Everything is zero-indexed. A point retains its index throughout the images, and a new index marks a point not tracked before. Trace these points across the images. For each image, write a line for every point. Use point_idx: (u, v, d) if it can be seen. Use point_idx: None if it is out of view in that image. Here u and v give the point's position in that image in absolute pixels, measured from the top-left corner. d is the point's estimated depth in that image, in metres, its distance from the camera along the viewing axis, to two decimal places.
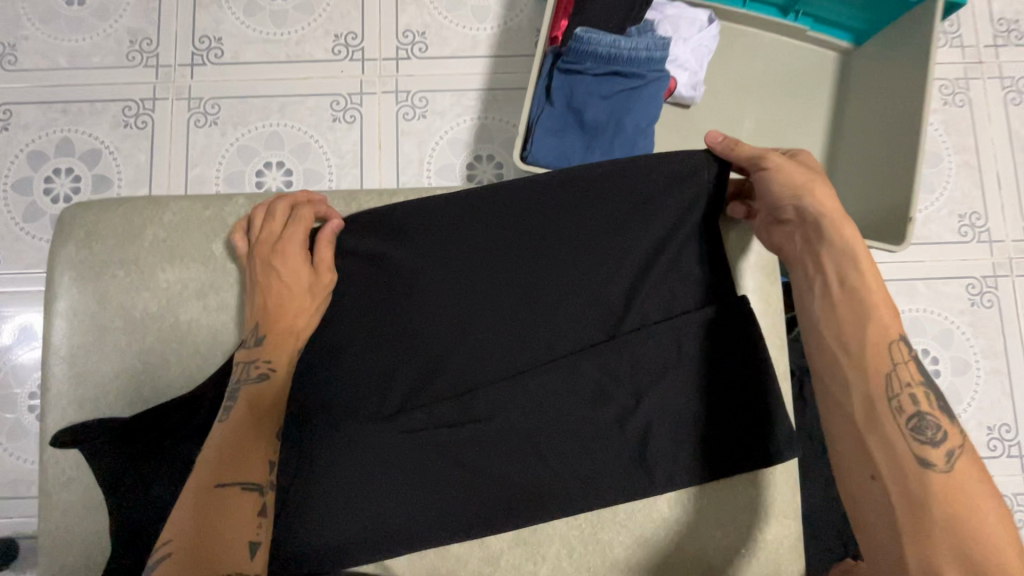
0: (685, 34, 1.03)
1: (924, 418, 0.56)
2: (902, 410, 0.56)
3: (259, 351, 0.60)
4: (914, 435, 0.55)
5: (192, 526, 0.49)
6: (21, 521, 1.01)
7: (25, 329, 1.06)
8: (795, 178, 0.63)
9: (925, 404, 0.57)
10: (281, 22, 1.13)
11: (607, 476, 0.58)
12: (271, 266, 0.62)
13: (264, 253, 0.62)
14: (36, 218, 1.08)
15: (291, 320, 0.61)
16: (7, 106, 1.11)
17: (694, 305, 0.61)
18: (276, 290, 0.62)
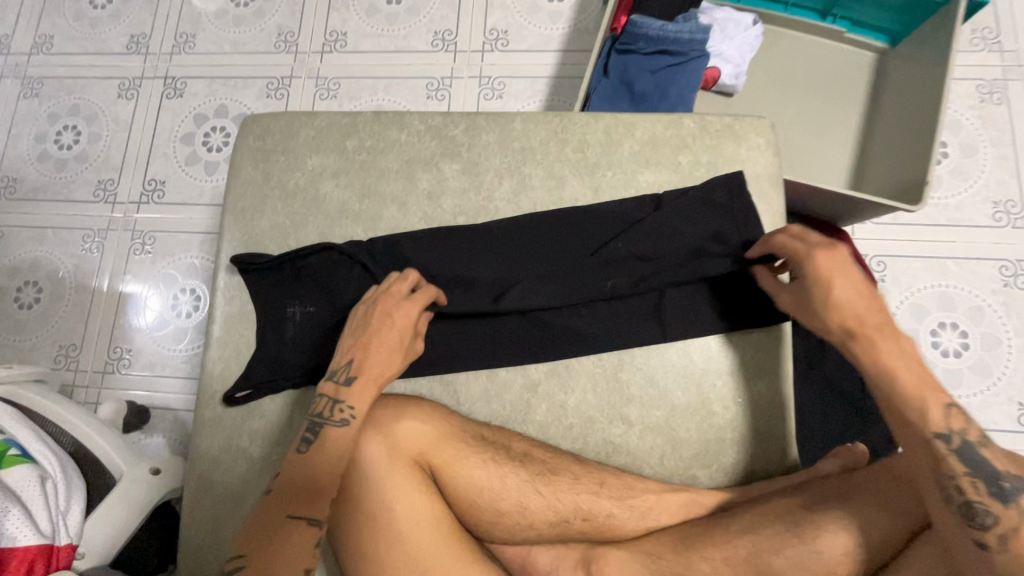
0: (730, 34, 1.19)
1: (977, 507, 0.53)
2: (951, 496, 0.55)
3: (345, 391, 0.66)
4: (968, 519, 0.54)
5: (253, 544, 0.61)
6: (153, 395, 1.26)
7: (133, 296, 1.33)
8: (804, 310, 0.65)
9: (982, 492, 0.54)
10: (394, 21, 1.41)
11: (629, 325, 0.73)
12: (383, 323, 0.69)
13: (381, 307, 0.69)
14: (194, 163, 1.39)
15: (382, 370, 0.67)
16: (184, 80, 1.44)
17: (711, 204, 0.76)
18: (374, 346, 0.68)
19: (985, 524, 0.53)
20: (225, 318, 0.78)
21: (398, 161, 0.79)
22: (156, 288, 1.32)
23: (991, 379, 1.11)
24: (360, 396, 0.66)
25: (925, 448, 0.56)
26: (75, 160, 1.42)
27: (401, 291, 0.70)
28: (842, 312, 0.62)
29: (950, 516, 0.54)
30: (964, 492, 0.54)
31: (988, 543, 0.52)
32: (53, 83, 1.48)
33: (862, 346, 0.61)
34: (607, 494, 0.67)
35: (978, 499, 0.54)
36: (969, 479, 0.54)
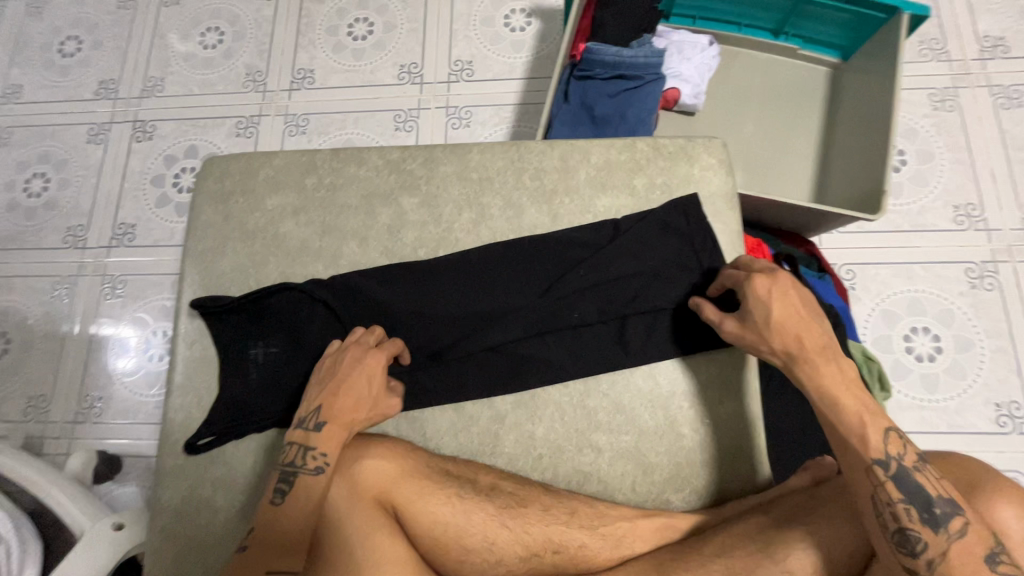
0: (688, 55, 1.21)
1: (907, 533, 0.55)
2: (885, 524, 0.57)
3: (315, 438, 0.65)
4: (900, 546, 0.55)
5: None
6: (125, 442, 1.23)
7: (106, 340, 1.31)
8: (749, 335, 0.66)
9: (913, 520, 0.55)
10: (360, 57, 1.43)
11: (592, 350, 0.72)
12: (350, 368, 0.69)
13: (346, 353, 0.70)
14: (164, 205, 1.39)
15: (351, 415, 0.67)
16: (153, 123, 1.45)
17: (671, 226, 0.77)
18: (342, 392, 0.67)
19: (915, 551, 0.54)
20: (186, 364, 0.77)
21: (357, 196, 0.79)
22: (126, 334, 1.31)
23: (967, 381, 1.11)
24: (331, 442, 0.65)
25: (864, 477, 0.58)
26: (45, 207, 1.42)
27: (369, 338, 0.71)
28: (782, 335, 0.64)
29: (884, 542, 0.56)
30: (895, 519, 0.56)
31: (915, 567, 0.54)
32: (22, 131, 1.48)
33: (803, 371, 0.63)
34: (578, 524, 0.65)
35: (911, 526, 0.55)
36: (902, 505, 0.56)
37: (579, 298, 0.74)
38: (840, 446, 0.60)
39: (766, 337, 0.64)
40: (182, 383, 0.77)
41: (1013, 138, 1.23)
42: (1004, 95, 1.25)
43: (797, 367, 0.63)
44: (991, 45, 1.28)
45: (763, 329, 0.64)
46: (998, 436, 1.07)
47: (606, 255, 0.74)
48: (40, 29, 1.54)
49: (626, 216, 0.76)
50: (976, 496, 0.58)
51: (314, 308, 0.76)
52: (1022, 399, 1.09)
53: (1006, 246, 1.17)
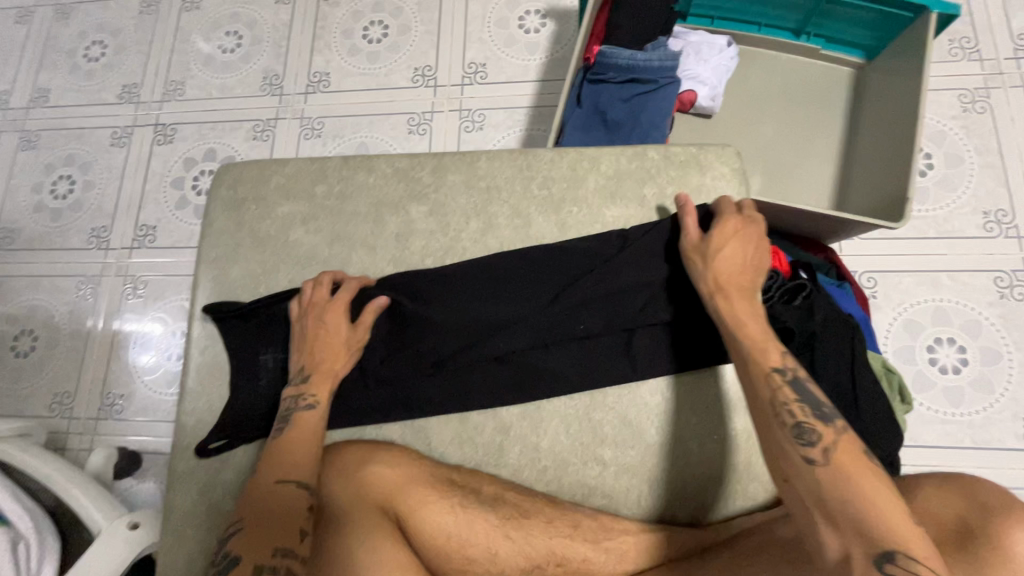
0: (705, 57, 1.19)
1: (804, 425, 0.58)
2: (784, 423, 0.59)
3: (305, 386, 0.71)
4: (799, 439, 0.58)
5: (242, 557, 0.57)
6: (145, 439, 1.27)
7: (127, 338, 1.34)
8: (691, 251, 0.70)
9: (805, 414, 0.59)
10: (375, 60, 1.44)
11: (598, 362, 0.71)
12: (326, 326, 0.73)
13: (318, 312, 0.73)
14: (184, 207, 1.42)
15: (332, 362, 0.72)
16: (173, 126, 1.48)
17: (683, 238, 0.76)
18: (323, 346, 0.73)
19: (811, 441, 0.57)
20: (198, 368, 0.79)
21: (366, 204, 0.80)
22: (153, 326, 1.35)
23: (994, 395, 1.07)
24: (320, 387, 0.71)
25: (762, 382, 0.62)
26: (71, 208, 1.46)
27: (342, 298, 0.74)
28: (724, 264, 0.68)
29: (785, 439, 0.59)
30: (793, 416, 0.59)
31: (811, 455, 0.56)
32: (50, 134, 1.52)
33: (727, 298, 0.67)
34: (582, 537, 0.65)
35: (806, 420, 0.59)
36: (798, 404, 0.60)
37: (585, 309, 0.73)
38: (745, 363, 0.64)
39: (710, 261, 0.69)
40: (194, 388, 0.78)
41: None
42: None
43: (721, 296, 0.67)
44: None
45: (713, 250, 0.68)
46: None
47: (615, 263, 0.73)
48: (67, 35, 1.59)
49: (637, 227, 0.74)
50: (987, 514, 0.58)
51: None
52: None
53: None
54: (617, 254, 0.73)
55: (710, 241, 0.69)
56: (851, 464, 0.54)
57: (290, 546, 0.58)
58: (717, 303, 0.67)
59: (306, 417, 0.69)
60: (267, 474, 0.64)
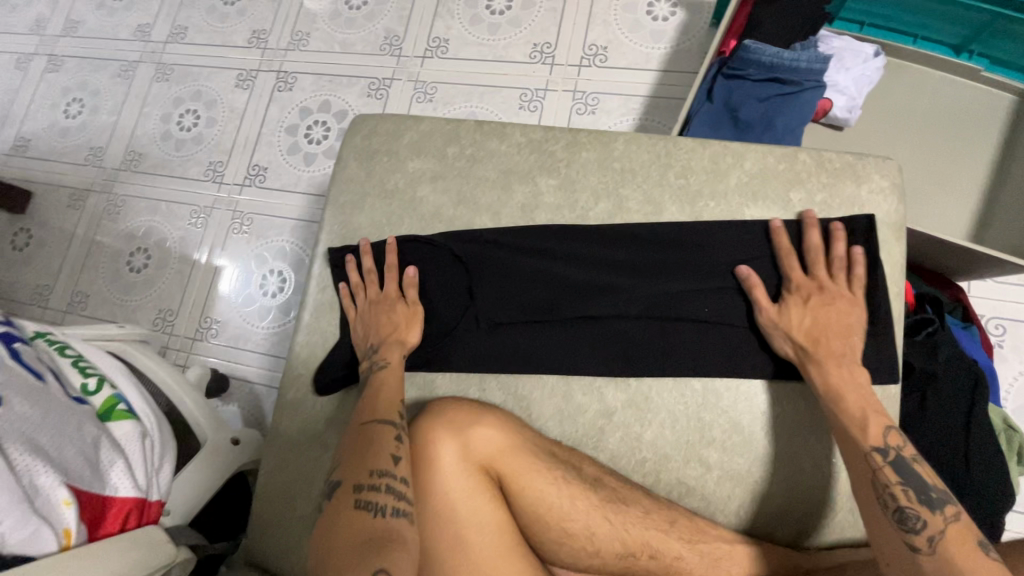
0: (848, 65, 1.11)
1: (904, 511, 0.56)
2: (884, 505, 0.57)
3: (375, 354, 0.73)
4: (898, 523, 0.56)
5: (345, 487, 0.61)
6: (236, 365, 1.35)
7: (222, 272, 1.42)
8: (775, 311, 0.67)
9: (910, 498, 0.56)
10: (495, 32, 1.44)
11: (718, 361, 0.69)
12: (386, 311, 0.75)
13: (379, 301, 0.77)
14: (294, 153, 1.47)
15: (395, 333, 0.74)
16: (294, 75, 1.54)
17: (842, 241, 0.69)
18: (386, 324, 0.75)
19: (915, 528, 0.55)
20: (315, 304, 0.82)
21: (496, 170, 0.80)
22: (236, 277, 1.41)
23: None
24: (390, 352, 0.73)
25: (860, 459, 0.60)
26: (192, 141, 1.55)
27: (392, 288, 0.77)
28: (808, 330, 0.65)
29: (885, 523, 0.56)
30: (895, 498, 0.57)
31: (915, 544, 0.54)
32: (182, 69, 1.62)
33: (818, 368, 0.64)
34: (678, 536, 0.63)
35: (909, 506, 0.56)
36: (900, 487, 0.57)
37: (707, 297, 0.71)
38: (839, 426, 0.62)
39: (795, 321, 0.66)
40: (309, 323, 0.81)
41: None
42: None
43: (808, 363, 0.65)
44: None
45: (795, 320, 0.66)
46: None
47: (750, 262, 0.71)
48: None
49: (778, 224, 0.71)
50: None
51: (443, 257, 0.78)
52: None
53: None
54: (755, 254, 0.71)
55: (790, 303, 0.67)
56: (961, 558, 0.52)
57: (387, 468, 0.61)
58: (808, 372, 0.65)
59: (386, 381, 0.70)
60: (360, 416, 0.66)
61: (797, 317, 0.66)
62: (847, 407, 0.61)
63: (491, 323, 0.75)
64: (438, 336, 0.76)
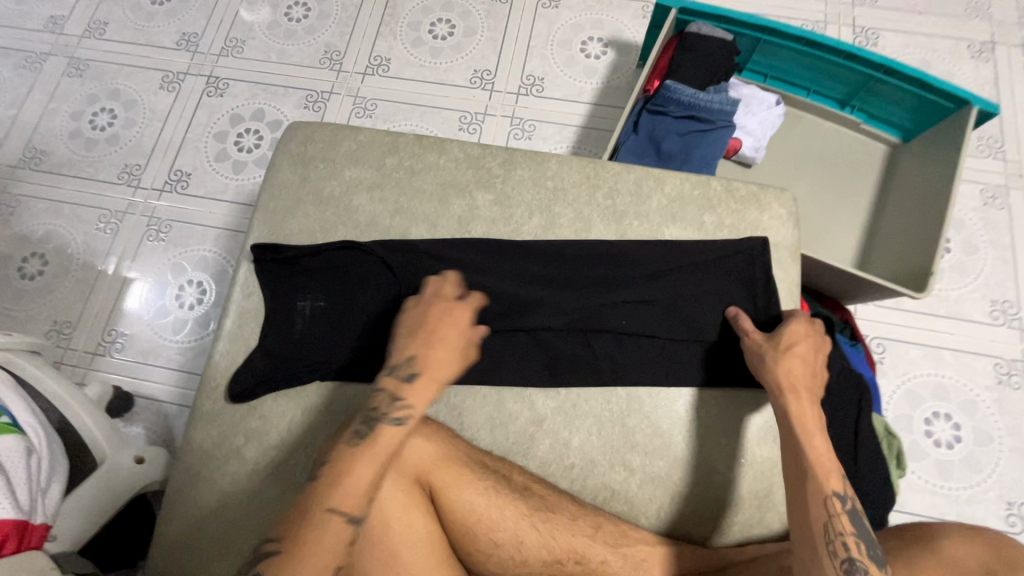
0: (753, 110, 1.25)
1: (854, 562, 0.57)
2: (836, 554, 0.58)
3: (420, 403, 0.61)
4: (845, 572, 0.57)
5: None
6: (142, 382, 1.24)
7: (133, 283, 1.32)
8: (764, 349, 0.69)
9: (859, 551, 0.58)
10: (437, 55, 1.48)
11: (638, 370, 0.73)
12: None
13: (433, 312, 0.67)
14: (223, 160, 1.41)
15: (440, 370, 0.64)
16: (226, 81, 1.49)
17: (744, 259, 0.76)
18: (436, 348, 0.65)
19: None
20: (238, 311, 0.78)
21: (434, 183, 0.82)
22: (149, 293, 1.31)
23: (982, 475, 1.11)
24: (478, 419, 0.60)
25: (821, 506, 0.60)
26: (106, 141, 1.45)
27: (463, 317, 0.68)
28: (794, 369, 0.67)
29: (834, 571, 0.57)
30: (846, 547, 0.58)
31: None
32: (98, 66, 1.52)
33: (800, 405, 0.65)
34: (603, 539, 0.65)
35: (857, 557, 0.58)
36: (852, 539, 0.59)
37: (628, 310, 0.75)
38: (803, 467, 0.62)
39: (784, 359, 0.68)
40: (230, 331, 0.77)
41: None
42: None
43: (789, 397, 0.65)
44: None
45: (789, 349, 0.68)
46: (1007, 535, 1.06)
47: (666, 277, 0.76)
48: None
49: (691, 242, 0.77)
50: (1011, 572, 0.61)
51: (372, 265, 0.77)
52: None
53: None
54: (674, 269, 0.76)
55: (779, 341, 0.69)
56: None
57: None
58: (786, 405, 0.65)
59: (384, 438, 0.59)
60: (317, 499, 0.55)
61: (789, 354, 0.68)
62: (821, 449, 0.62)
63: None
64: (364, 345, 0.74)
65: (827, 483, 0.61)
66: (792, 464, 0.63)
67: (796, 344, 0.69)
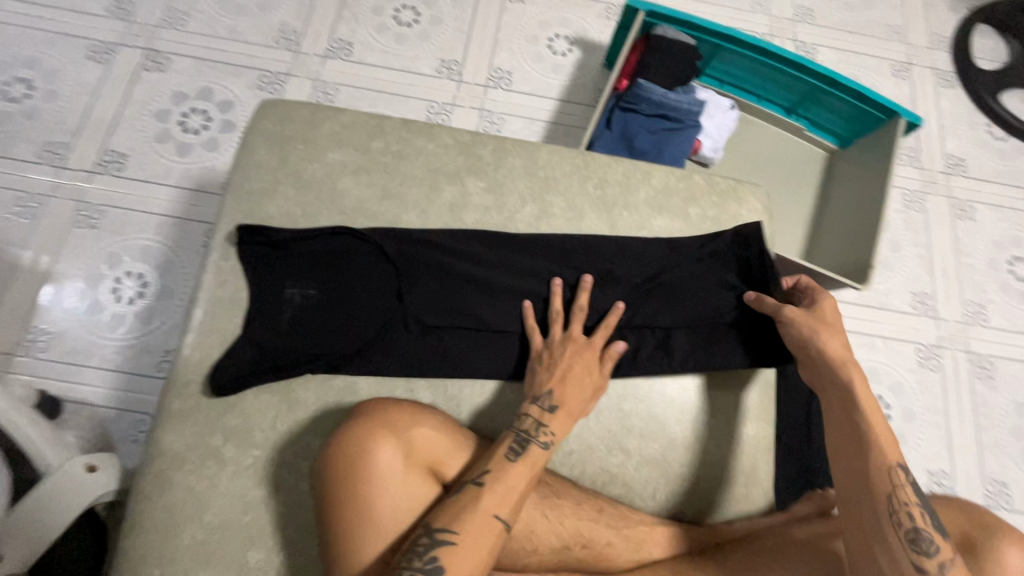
0: (712, 113, 1.32)
1: (920, 531, 0.54)
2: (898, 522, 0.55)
3: (549, 418, 0.64)
4: (912, 544, 0.54)
5: None
6: (72, 386, 1.10)
7: (56, 275, 1.18)
8: (807, 324, 0.68)
9: (923, 521, 0.55)
10: (402, 42, 1.44)
11: (634, 357, 0.74)
12: (580, 365, 0.69)
13: (569, 346, 0.70)
14: (165, 141, 1.29)
15: (578, 398, 0.67)
16: (167, 56, 1.36)
17: (733, 248, 0.79)
18: (573, 382, 0.67)
19: (929, 551, 0.53)
20: (210, 301, 0.72)
21: (424, 169, 0.79)
22: (76, 287, 1.17)
23: (909, 448, 1.24)
24: (558, 425, 0.64)
25: (882, 472, 0.57)
26: (21, 115, 1.28)
27: (597, 345, 0.71)
28: (837, 341, 0.66)
29: (899, 541, 0.54)
30: (911, 518, 0.55)
31: (927, 567, 0.52)
32: (9, 30, 1.34)
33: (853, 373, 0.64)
34: (606, 522, 0.66)
35: (923, 526, 0.55)
36: (916, 507, 0.56)
37: (624, 299, 0.76)
38: (854, 433, 0.60)
39: (826, 333, 0.67)
40: (201, 322, 0.71)
41: (963, 245, 1.43)
42: (959, 208, 1.46)
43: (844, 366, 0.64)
44: (954, 164, 1.50)
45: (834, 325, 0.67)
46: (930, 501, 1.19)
47: (659, 267, 0.78)
48: None
49: (678, 234, 0.80)
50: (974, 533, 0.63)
51: (365, 255, 0.74)
52: (949, 470, 1.24)
53: (950, 335, 1.35)
54: (667, 259, 0.78)
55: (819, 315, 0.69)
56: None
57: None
58: (840, 374, 0.64)
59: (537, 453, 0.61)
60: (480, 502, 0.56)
61: (832, 327, 0.68)
62: (879, 411, 0.60)
63: (417, 324, 0.73)
64: (357, 337, 0.71)
65: (888, 451, 0.58)
66: (839, 431, 0.61)
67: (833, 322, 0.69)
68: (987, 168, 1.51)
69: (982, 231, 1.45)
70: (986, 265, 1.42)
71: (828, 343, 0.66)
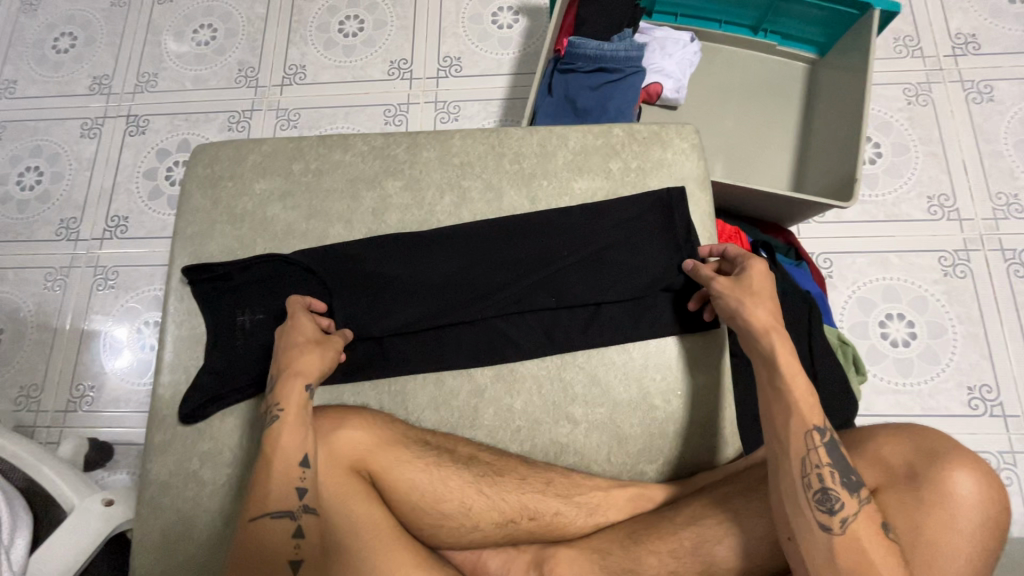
0: (670, 51, 1.25)
1: (828, 491, 0.58)
2: (808, 486, 0.59)
3: (275, 395, 0.64)
4: (818, 505, 0.58)
5: None
6: (119, 431, 1.25)
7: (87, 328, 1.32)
8: (735, 295, 0.67)
9: (833, 481, 0.59)
10: (350, 53, 1.46)
11: (569, 327, 0.75)
12: (292, 339, 0.68)
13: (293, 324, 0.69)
14: (158, 198, 1.40)
15: (305, 364, 0.66)
16: (145, 118, 1.47)
17: (659, 203, 0.77)
18: (293, 352, 0.67)
19: (833, 509, 0.58)
20: (173, 341, 0.79)
21: (343, 180, 0.82)
22: (104, 330, 1.32)
23: (940, 365, 1.14)
24: (289, 395, 0.64)
25: (801, 440, 0.61)
26: (38, 200, 1.43)
27: (308, 320, 0.70)
28: (765, 305, 0.66)
29: (808, 504, 0.58)
30: (822, 480, 0.59)
31: (830, 524, 0.57)
32: (14, 125, 1.49)
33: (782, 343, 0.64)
34: (554, 492, 0.68)
35: (832, 487, 0.58)
36: (829, 468, 0.59)
37: (553, 271, 0.76)
38: (772, 399, 0.63)
39: (755, 299, 0.67)
40: (168, 362, 0.78)
41: (984, 132, 1.28)
42: (974, 91, 1.30)
43: (772, 334, 0.65)
44: (964, 42, 1.33)
45: (760, 294, 0.66)
46: (969, 418, 1.10)
47: (583, 234, 0.77)
48: (34, 26, 1.55)
49: (601, 195, 0.78)
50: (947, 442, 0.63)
51: (302, 276, 0.79)
52: (992, 382, 1.13)
53: (978, 235, 1.21)
54: (591, 224, 0.77)
55: (746, 282, 0.68)
56: (867, 534, 0.57)
57: None
58: (771, 344, 0.64)
59: (284, 445, 0.61)
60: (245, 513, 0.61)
61: (758, 291, 0.67)
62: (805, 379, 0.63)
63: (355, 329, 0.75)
64: None
65: (808, 418, 0.61)
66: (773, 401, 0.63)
67: (762, 285, 0.68)
68: (1004, 39, 1.32)
69: (1006, 111, 1.28)
70: (1015, 149, 1.26)
71: (754, 314, 0.66)
